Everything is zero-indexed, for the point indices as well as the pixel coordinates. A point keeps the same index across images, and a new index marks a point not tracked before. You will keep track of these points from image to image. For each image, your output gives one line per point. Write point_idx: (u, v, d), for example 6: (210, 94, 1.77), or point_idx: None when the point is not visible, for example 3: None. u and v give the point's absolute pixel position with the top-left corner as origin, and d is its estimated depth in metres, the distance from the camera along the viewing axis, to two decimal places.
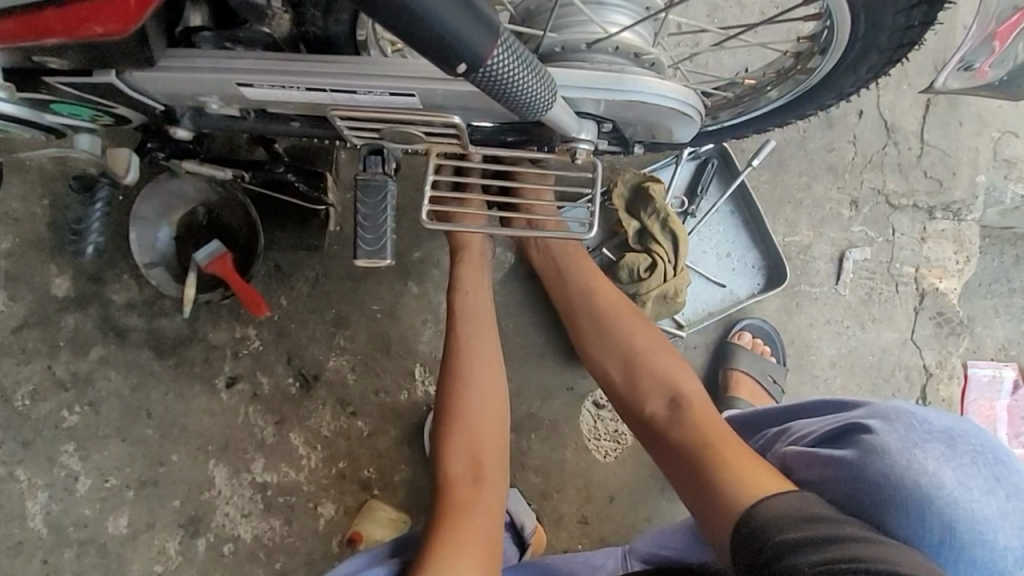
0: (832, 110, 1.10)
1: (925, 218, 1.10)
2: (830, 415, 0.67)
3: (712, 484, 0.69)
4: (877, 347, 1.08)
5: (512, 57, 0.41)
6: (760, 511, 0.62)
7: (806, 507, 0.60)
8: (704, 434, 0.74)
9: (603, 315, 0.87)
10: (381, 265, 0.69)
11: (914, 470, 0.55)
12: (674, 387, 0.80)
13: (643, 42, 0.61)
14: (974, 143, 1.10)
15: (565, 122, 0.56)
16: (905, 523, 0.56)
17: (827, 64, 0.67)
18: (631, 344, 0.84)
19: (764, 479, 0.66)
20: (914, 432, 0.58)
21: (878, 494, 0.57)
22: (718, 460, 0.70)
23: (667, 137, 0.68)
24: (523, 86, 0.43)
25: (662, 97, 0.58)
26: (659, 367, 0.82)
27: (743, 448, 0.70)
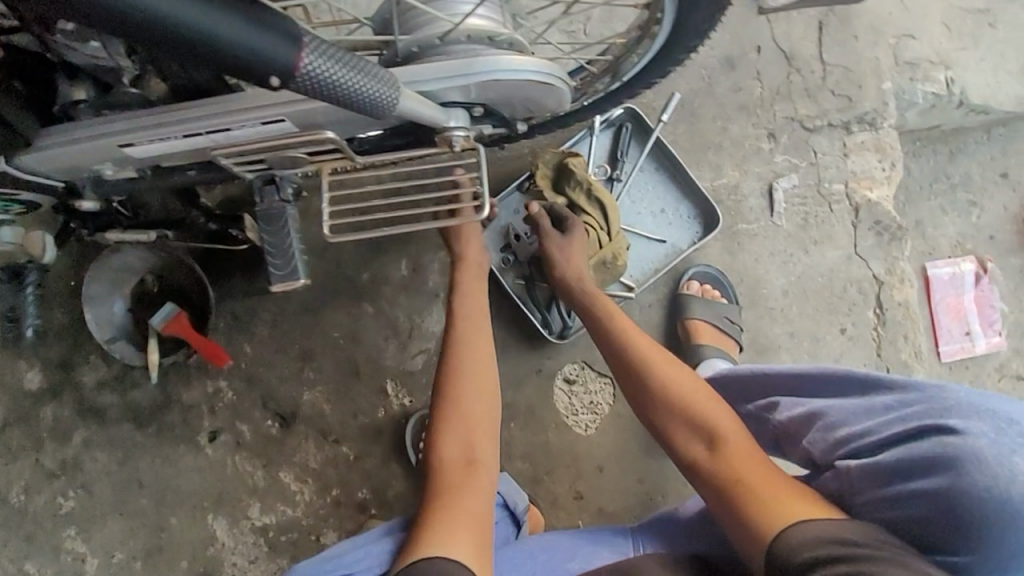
0: (731, 52, 1.12)
1: (844, 134, 1.12)
2: (891, 410, 0.67)
3: (747, 513, 0.71)
4: (824, 267, 1.10)
5: (331, 61, 0.44)
6: (794, 537, 0.65)
7: (843, 533, 0.63)
8: (740, 467, 0.75)
9: (636, 350, 0.89)
10: (296, 287, 0.71)
11: (1015, 476, 0.57)
12: (710, 421, 0.80)
13: (493, 25, 0.63)
14: (873, 53, 1.12)
15: (427, 113, 0.58)
16: (1003, 530, 0.57)
17: (668, 16, 0.70)
18: (667, 379, 0.85)
19: (800, 508, 0.68)
20: (1003, 443, 0.58)
21: (976, 503, 0.58)
22: (753, 490, 0.72)
23: (547, 109, 0.70)
24: (356, 87, 0.46)
25: (515, 71, 0.60)
26: (695, 400, 0.83)
27: (781, 481, 0.72)
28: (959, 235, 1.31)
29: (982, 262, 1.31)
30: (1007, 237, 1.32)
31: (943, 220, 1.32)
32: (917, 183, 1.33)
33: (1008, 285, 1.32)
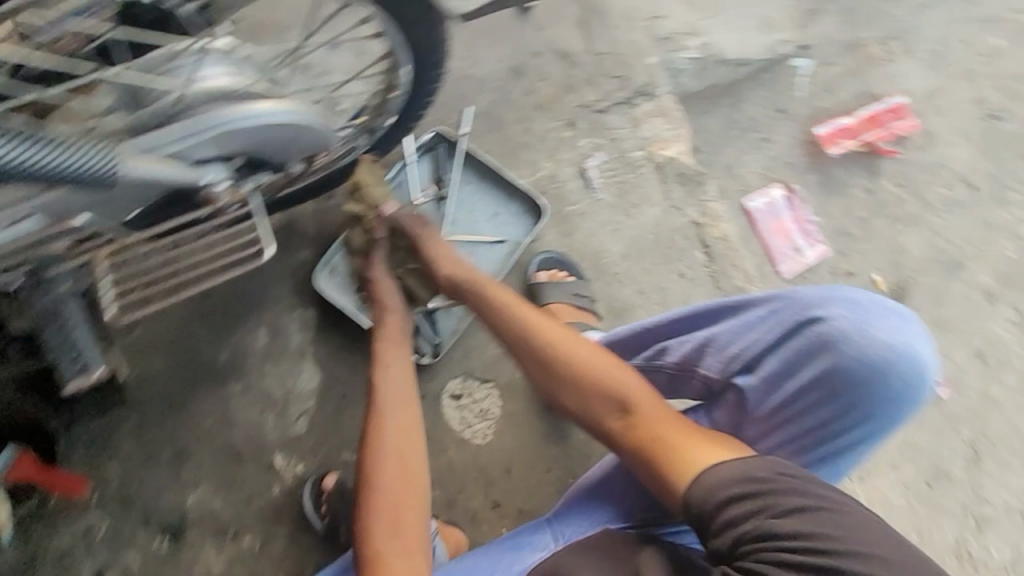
0: (514, 61, 1.24)
1: (630, 107, 1.26)
2: (765, 318, 0.73)
3: (675, 471, 0.71)
4: (650, 225, 1.22)
5: (36, 146, 0.58)
6: (707, 483, 0.69)
7: (754, 468, 0.69)
8: (657, 430, 0.74)
9: (539, 338, 0.82)
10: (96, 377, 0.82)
11: (874, 341, 0.67)
12: (621, 390, 0.77)
13: (232, 80, 0.68)
14: (632, 36, 1.28)
15: (175, 172, 0.67)
16: (872, 389, 0.68)
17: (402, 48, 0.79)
18: (577, 358, 0.80)
19: (707, 451, 0.71)
20: (856, 321, 0.68)
21: (854, 373, 0.68)
22: (671, 445, 0.73)
23: (314, 148, 0.77)
24: (65, 162, 0.60)
25: (259, 120, 0.68)
26: (607, 372, 0.78)
27: (692, 430, 0.73)
28: (764, 168, 1.50)
29: (788, 186, 1.50)
30: (801, 160, 1.52)
31: (745, 160, 1.49)
32: (717, 133, 1.50)
33: (815, 199, 1.51)
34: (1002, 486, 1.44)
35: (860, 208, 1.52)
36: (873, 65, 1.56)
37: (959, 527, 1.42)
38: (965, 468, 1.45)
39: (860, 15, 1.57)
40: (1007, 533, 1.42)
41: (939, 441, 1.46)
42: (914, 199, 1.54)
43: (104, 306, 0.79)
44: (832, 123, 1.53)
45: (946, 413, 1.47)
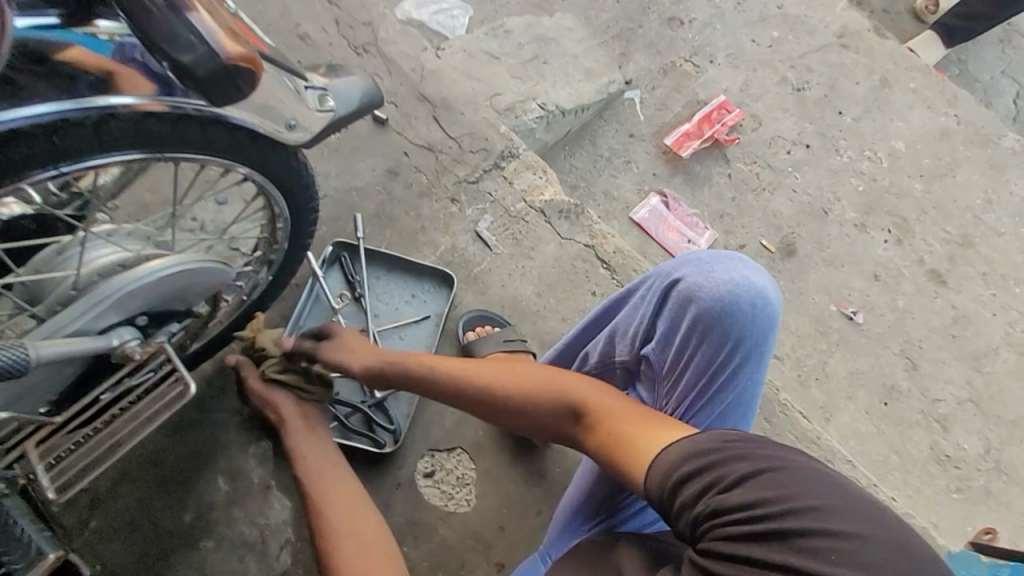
0: (388, 164, 1.40)
1: (500, 170, 1.43)
2: (643, 293, 0.83)
3: (624, 452, 0.74)
4: (550, 261, 1.36)
5: None
6: (661, 466, 0.69)
7: (695, 443, 0.68)
8: (612, 428, 0.76)
9: (478, 380, 0.88)
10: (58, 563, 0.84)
11: (722, 284, 0.75)
12: (568, 395, 0.82)
13: (120, 253, 0.76)
14: (482, 115, 1.49)
15: (84, 344, 0.70)
16: (740, 323, 0.74)
17: (262, 181, 0.85)
18: (528, 384, 0.85)
19: (659, 433, 0.72)
20: (708, 273, 0.76)
21: (718, 314, 0.74)
22: (625, 438, 0.74)
23: (213, 288, 0.84)
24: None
25: (152, 274, 0.74)
26: (557, 387, 0.83)
27: (637, 412, 0.77)
28: (637, 184, 1.73)
29: (662, 192, 1.71)
30: (662, 169, 1.75)
31: (618, 183, 1.72)
32: (585, 171, 1.73)
33: (687, 195, 1.72)
34: (943, 381, 1.59)
35: (727, 190, 1.74)
36: (690, 78, 1.85)
37: (925, 431, 1.54)
38: (907, 376, 1.59)
39: (663, 45, 1.88)
40: (965, 423, 1.56)
41: (877, 360, 1.59)
42: (767, 169, 1.78)
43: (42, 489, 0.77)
44: (676, 133, 1.78)
45: (871, 334, 1.62)
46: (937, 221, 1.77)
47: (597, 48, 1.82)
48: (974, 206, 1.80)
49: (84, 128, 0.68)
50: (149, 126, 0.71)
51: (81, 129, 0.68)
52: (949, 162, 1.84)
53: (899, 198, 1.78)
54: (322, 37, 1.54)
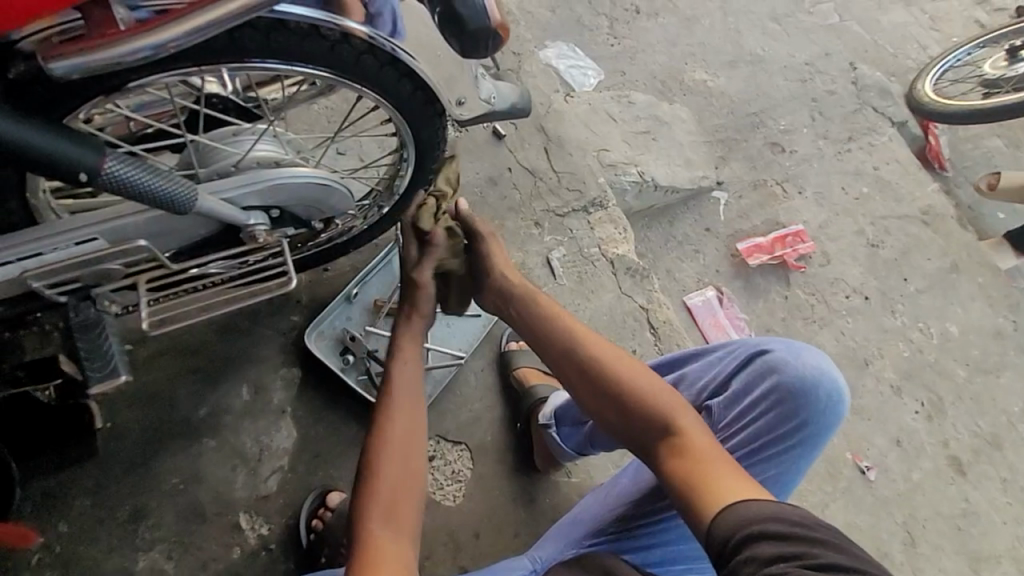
0: (491, 173, 1.52)
1: (586, 214, 1.54)
2: (724, 356, 0.98)
3: (702, 487, 0.80)
4: (604, 309, 1.44)
5: (128, 166, 0.73)
6: (736, 515, 0.74)
7: (786, 515, 0.73)
8: (701, 462, 0.82)
9: (595, 361, 0.94)
10: (118, 381, 0.94)
11: (803, 369, 0.90)
12: (668, 414, 0.88)
13: (276, 152, 0.88)
14: (586, 161, 1.61)
15: (229, 212, 0.84)
16: (806, 405, 0.90)
17: (408, 135, 0.98)
18: (644, 385, 0.91)
19: (742, 491, 0.78)
20: (797, 356, 0.92)
21: (791, 392, 0.90)
22: (709, 477, 0.80)
23: (330, 210, 0.96)
24: (147, 182, 0.74)
25: (298, 178, 0.87)
26: (663, 397, 0.89)
27: (727, 461, 0.82)
28: (699, 273, 1.81)
29: (719, 289, 1.79)
30: (726, 269, 1.83)
31: (682, 266, 1.80)
32: (656, 244, 1.82)
33: (742, 300, 1.80)
34: (937, 569, 1.56)
35: (779, 310, 1.81)
36: (775, 200, 1.97)
37: None
38: (902, 550, 1.56)
39: (759, 163, 2.01)
40: None
41: (877, 522, 1.58)
42: (823, 305, 1.84)
43: (142, 318, 0.92)
44: (749, 241, 1.86)
45: (878, 495, 1.62)
46: (971, 412, 1.78)
47: (701, 144, 1.96)
48: (1011, 411, 1.80)
49: (327, 39, 0.81)
50: (366, 60, 0.85)
51: (323, 40, 0.81)
52: (997, 362, 1.87)
53: (940, 377, 1.81)
54: None
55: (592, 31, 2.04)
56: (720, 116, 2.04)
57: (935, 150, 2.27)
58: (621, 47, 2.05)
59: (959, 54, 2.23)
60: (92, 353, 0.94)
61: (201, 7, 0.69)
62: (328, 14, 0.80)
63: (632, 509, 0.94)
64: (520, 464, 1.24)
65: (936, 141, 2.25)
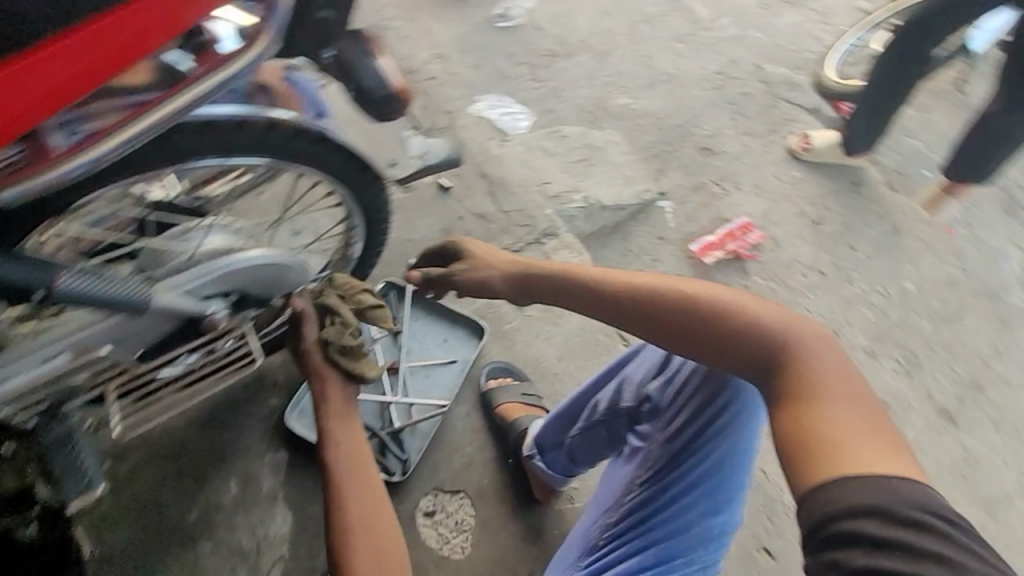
0: (443, 224, 1.59)
1: (541, 246, 1.61)
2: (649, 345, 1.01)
3: (819, 444, 0.74)
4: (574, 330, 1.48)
5: (82, 277, 0.76)
6: (852, 481, 0.70)
7: (906, 490, 0.68)
8: (826, 419, 0.76)
9: (703, 311, 0.88)
10: (96, 493, 0.95)
11: None
12: (786, 362, 0.82)
13: (224, 241, 0.93)
14: (531, 195, 1.69)
15: (186, 304, 0.89)
16: None
17: (349, 201, 1.05)
18: (787, 334, 0.84)
19: (866, 452, 0.72)
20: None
21: None
22: (827, 436, 0.75)
23: (287, 285, 1.00)
24: (102, 290, 0.78)
25: (249, 261, 0.92)
26: (783, 348, 0.83)
27: (852, 416, 0.76)
28: None
29: None
30: (686, 271, 1.90)
31: None
32: (615, 260, 1.89)
33: None
34: None
35: None
36: (716, 199, 2.07)
37: None
38: None
39: (695, 168, 2.13)
40: None
41: None
42: (782, 287, 1.91)
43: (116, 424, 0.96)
44: (701, 241, 1.95)
45: None
46: (945, 360, 1.84)
47: (637, 161, 2.08)
48: (981, 351, 1.88)
49: (255, 130, 0.86)
50: (297, 142, 0.90)
51: (255, 134, 0.86)
52: (956, 308, 1.96)
53: (908, 333, 1.88)
54: None
55: (515, 80, 2.18)
56: (649, 133, 2.17)
57: None
58: (545, 88, 2.19)
59: (849, 40, 2.45)
60: (68, 470, 0.95)
61: (130, 122, 0.76)
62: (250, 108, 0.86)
63: (613, 515, 0.96)
64: (522, 501, 1.24)
65: None
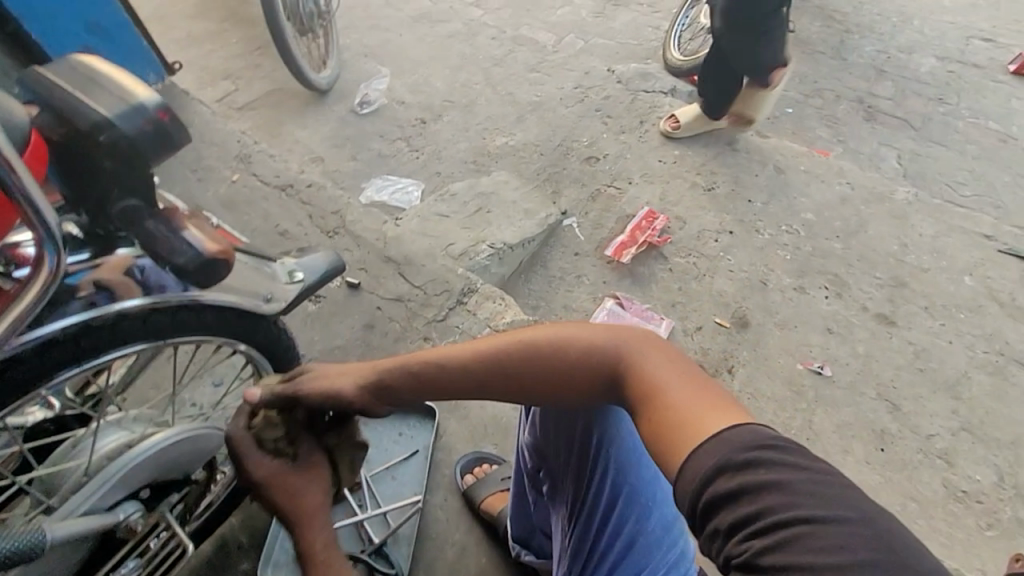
0: (363, 320, 1.58)
1: (464, 306, 1.61)
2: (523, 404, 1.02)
3: (663, 436, 0.72)
4: None
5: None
6: (693, 458, 0.66)
7: (732, 437, 0.66)
8: (661, 406, 0.74)
9: (514, 357, 0.86)
10: None
11: None
12: (608, 368, 0.82)
13: (122, 438, 0.87)
14: (440, 261, 1.71)
15: (93, 521, 0.79)
16: None
17: (243, 348, 0.98)
18: (603, 347, 0.83)
19: (697, 419, 0.70)
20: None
21: None
22: (666, 421, 0.72)
23: (203, 455, 0.94)
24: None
25: (152, 449, 0.85)
26: (596, 356, 0.83)
27: (675, 391, 0.75)
28: (591, 293, 1.91)
29: (615, 295, 1.90)
30: (611, 276, 1.95)
31: (575, 295, 1.90)
32: (543, 291, 1.92)
33: (638, 293, 1.91)
34: (929, 416, 1.63)
35: (672, 282, 1.93)
36: (615, 199, 2.16)
37: (933, 469, 1.54)
38: (893, 418, 1.62)
39: (586, 178, 2.22)
40: (968, 453, 1.57)
41: (859, 408, 1.64)
42: (702, 257, 1.99)
43: None
44: (614, 244, 2.01)
45: (844, 384, 1.69)
46: (866, 270, 1.95)
47: (532, 191, 2.15)
48: (893, 251, 2.00)
49: (103, 326, 0.79)
50: (156, 320, 0.83)
51: (99, 329, 0.79)
52: (858, 221, 2.09)
53: (826, 258, 1.98)
54: (299, 231, 1.86)
55: (394, 156, 2.24)
56: (535, 162, 2.26)
57: None
58: (425, 154, 2.25)
59: (679, 21, 2.67)
60: None
61: None
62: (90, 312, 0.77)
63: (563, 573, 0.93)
64: (524, 568, 1.20)
65: None
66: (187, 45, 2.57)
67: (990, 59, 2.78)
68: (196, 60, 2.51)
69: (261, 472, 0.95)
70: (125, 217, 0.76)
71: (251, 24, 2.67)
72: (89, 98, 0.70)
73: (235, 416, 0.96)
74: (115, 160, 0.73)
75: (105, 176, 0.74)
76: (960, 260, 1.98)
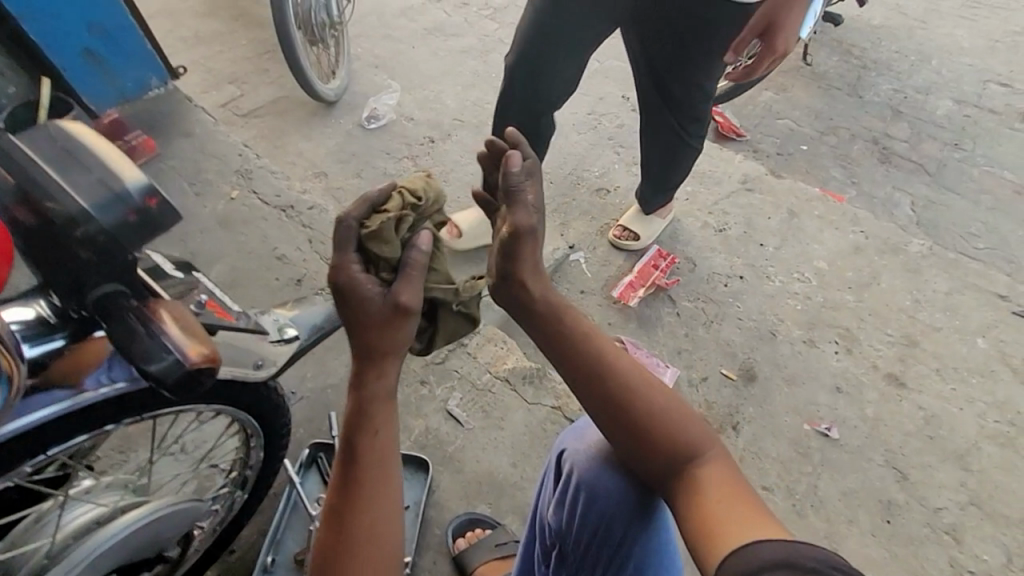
0: None
1: (464, 346, 1.52)
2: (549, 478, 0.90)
3: (717, 523, 0.68)
4: (520, 428, 1.41)
5: None
6: (747, 555, 0.62)
7: (801, 550, 0.59)
8: (721, 505, 0.70)
9: (624, 379, 0.81)
10: None
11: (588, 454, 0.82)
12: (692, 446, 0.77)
13: (91, 515, 0.85)
14: None
15: None
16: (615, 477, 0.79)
17: (225, 410, 0.91)
18: (702, 437, 0.78)
19: (758, 526, 0.65)
20: (583, 439, 0.85)
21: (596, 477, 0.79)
22: (722, 517, 0.68)
23: (179, 528, 0.90)
24: None
25: (121, 529, 0.82)
26: (686, 431, 0.78)
27: (739, 496, 0.71)
28: None
29: (620, 339, 1.84)
30: (616, 318, 1.89)
31: None
32: None
33: (643, 338, 1.85)
34: (936, 488, 1.58)
35: (678, 328, 1.87)
36: None
37: (939, 546, 1.50)
38: (899, 488, 1.58)
39: (595, 211, 2.16)
40: (976, 530, 1.52)
41: (865, 475, 1.59)
42: (710, 303, 1.93)
43: None
44: (620, 284, 1.96)
45: (851, 448, 1.64)
46: (878, 326, 1.90)
47: None
48: (906, 307, 1.95)
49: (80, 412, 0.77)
50: (130, 398, 0.81)
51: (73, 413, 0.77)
52: (871, 272, 2.04)
53: (837, 311, 1.93)
54: (297, 257, 1.84)
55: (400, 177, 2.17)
56: None
57: (727, 124, 2.54)
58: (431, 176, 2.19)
59: None
60: None
61: None
62: (63, 401, 0.74)
63: None
64: None
65: (723, 119, 2.54)
66: (192, 46, 2.49)
67: (1007, 105, 2.73)
68: (201, 61, 2.43)
69: (345, 276, 0.79)
70: (102, 305, 0.71)
71: (260, 26, 2.60)
72: (70, 187, 0.64)
73: (353, 206, 0.83)
74: (92, 250, 0.68)
75: (84, 264, 0.69)
76: (973, 321, 1.93)
